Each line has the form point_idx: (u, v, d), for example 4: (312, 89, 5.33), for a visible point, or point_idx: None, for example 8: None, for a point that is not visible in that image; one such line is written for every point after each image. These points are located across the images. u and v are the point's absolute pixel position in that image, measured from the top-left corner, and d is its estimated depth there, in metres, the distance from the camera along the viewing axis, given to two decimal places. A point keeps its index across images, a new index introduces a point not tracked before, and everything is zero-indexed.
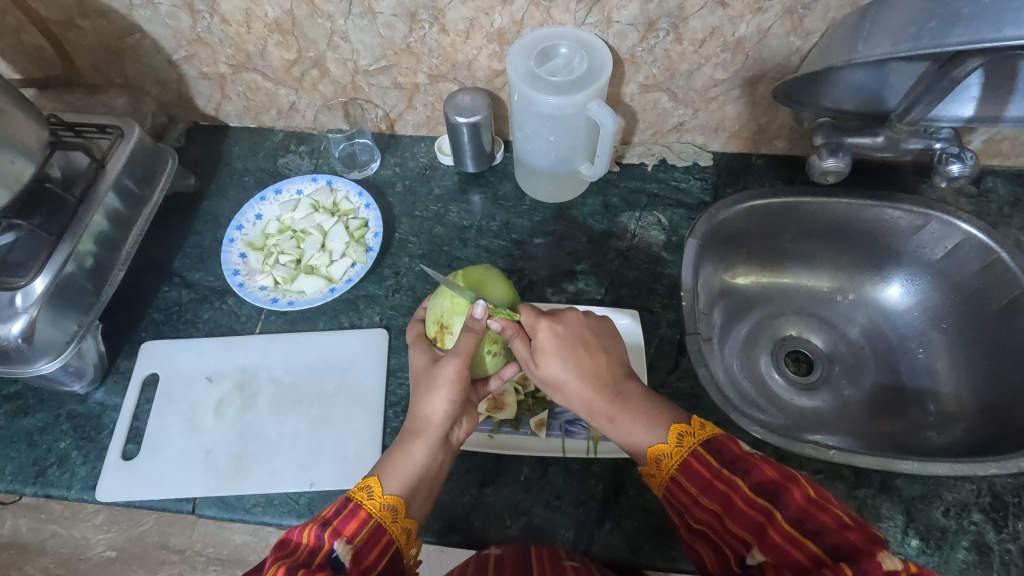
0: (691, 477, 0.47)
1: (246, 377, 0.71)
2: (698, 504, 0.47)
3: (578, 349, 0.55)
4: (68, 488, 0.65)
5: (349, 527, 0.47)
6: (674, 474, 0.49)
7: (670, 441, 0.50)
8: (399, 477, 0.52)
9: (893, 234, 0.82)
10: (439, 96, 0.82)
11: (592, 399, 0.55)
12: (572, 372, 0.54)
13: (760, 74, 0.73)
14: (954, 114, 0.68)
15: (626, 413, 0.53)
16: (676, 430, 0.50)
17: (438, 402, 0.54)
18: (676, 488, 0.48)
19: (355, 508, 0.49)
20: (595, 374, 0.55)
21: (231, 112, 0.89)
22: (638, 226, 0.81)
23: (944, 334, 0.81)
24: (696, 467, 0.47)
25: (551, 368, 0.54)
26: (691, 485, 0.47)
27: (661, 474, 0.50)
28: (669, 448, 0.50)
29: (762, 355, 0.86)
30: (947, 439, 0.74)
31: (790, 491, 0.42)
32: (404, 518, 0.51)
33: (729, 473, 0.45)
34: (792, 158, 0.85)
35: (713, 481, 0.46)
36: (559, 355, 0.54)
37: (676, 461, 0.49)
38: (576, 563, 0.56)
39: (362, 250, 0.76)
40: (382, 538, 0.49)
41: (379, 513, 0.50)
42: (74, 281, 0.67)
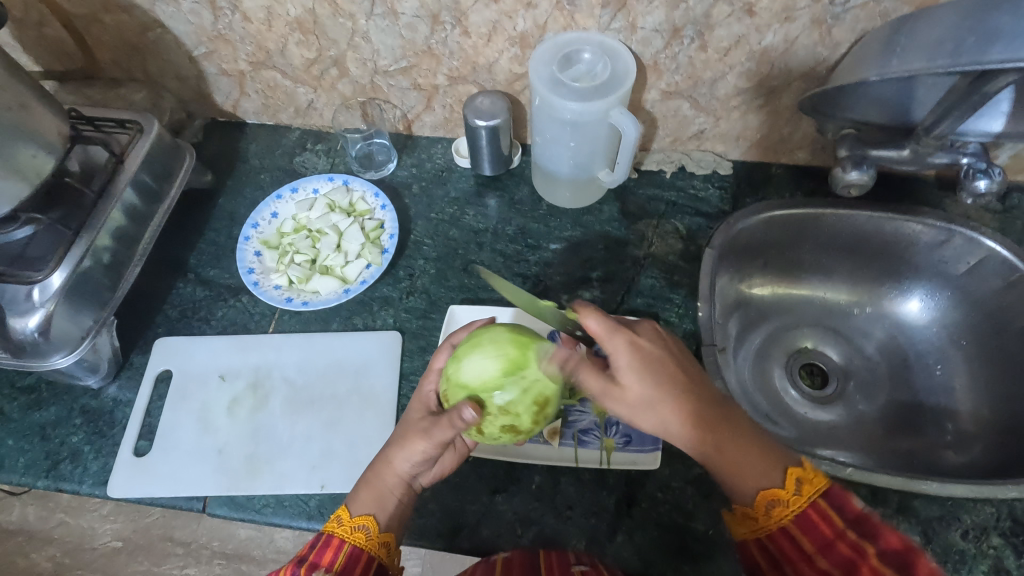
0: (806, 533, 0.44)
1: (259, 376, 0.71)
2: (810, 562, 0.43)
3: (663, 364, 0.49)
4: (79, 483, 0.65)
5: (325, 557, 0.49)
6: (785, 524, 0.45)
7: (787, 486, 0.46)
8: (366, 500, 0.52)
9: (915, 250, 0.81)
10: (458, 99, 0.81)
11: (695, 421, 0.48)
12: (665, 390, 0.48)
13: (784, 84, 0.72)
14: (982, 129, 0.67)
15: (734, 442, 0.48)
16: (794, 475, 0.47)
17: (404, 457, 0.52)
18: (783, 539, 0.45)
19: (328, 539, 0.50)
20: (691, 392, 0.49)
21: (249, 109, 0.89)
22: (656, 235, 0.80)
23: (963, 352, 0.79)
24: (815, 521, 0.44)
25: (638, 384, 0.48)
26: (805, 540, 0.44)
27: (766, 520, 0.46)
28: (785, 495, 0.46)
29: (776, 367, 0.85)
30: (965, 459, 0.73)
31: (919, 563, 0.39)
32: (378, 532, 0.51)
33: (855, 536, 0.42)
34: (813, 170, 0.84)
35: (834, 540, 0.42)
36: (643, 367, 0.48)
37: (791, 510, 0.45)
38: (585, 566, 0.55)
39: (378, 252, 0.76)
40: (359, 558, 0.49)
41: (352, 537, 0.50)
42: (92, 276, 0.67)
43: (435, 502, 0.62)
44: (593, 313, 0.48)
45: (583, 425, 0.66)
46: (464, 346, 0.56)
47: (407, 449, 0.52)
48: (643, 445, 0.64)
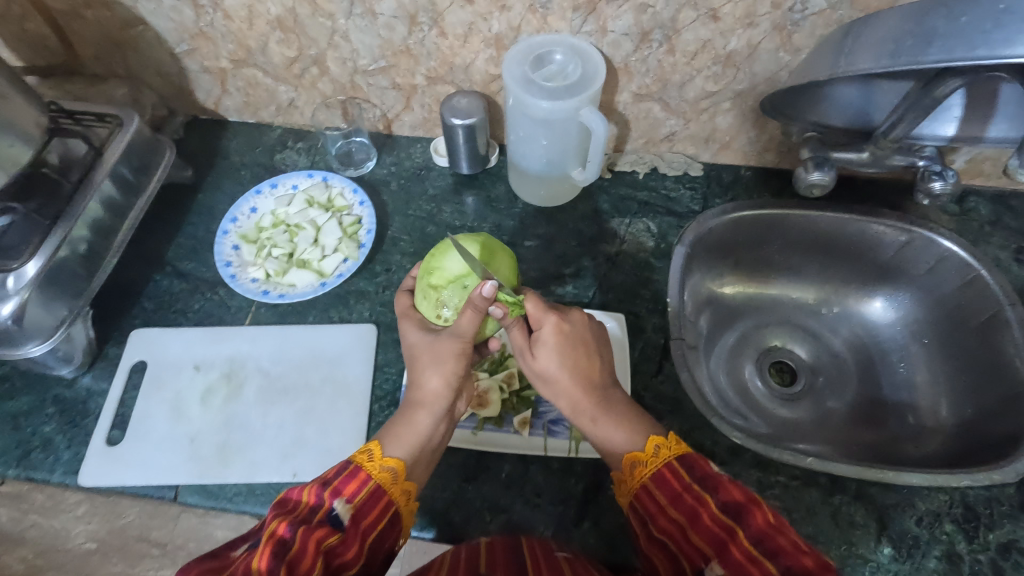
0: (662, 487, 0.48)
1: (233, 367, 0.71)
2: (664, 514, 0.47)
3: (572, 349, 0.55)
4: (51, 471, 0.65)
5: (348, 488, 0.48)
6: (645, 483, 0.49)
7: (646, 449, 0.50)
8: (402, 443, 0.53)
9: (879, 251, 0.84)
10: (436, 98, 0.83)
11: (580, 398, 0.55)
12: (566, 369, 0.55)
13: (750, 88, 0.75)
14: (936, 133, 0.71)
15: (606, 414, 0.54)
16: (653, 440, 0.50)
17: (441, 373, 0.55)
18: (647, 496, 0.48)
19: (354, 471, 0.49)
20: (590, 373, 0.55)
21: (230, 106, 0.90)
22: (628, 232, 0.82)
23: (925, 349, 0.82)
24: (670, 479, 0.48)
25: (546, 363, 0.55)
26: (661, 495, 0.47)
27: (632, 481, 0.50)
28: (644, 456, 0.50)
29: (746, 363, 0.87)
30: (924, 451, 0.75)
31: (751, 513, 0.42)
32: (405, 480, 0.51)
33: (700, 489, 0.46)
34: (780, 172, 0.86)
35: (682, 493, 0.46)
36: (557, 348, 0.55)
37: (650, 469, 0.49)
38: (567, 554, 0.56)
39: (354, 246, 0.78)
40: (381, 498, 0.49)
41: (378, 475, 0.50)
42: (67, 265, 0.67)
43: None
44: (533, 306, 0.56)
45: (553, 416, 0.67)
46: (434, 256, 0.62)
47: (430, 365, 0.56)
48: None
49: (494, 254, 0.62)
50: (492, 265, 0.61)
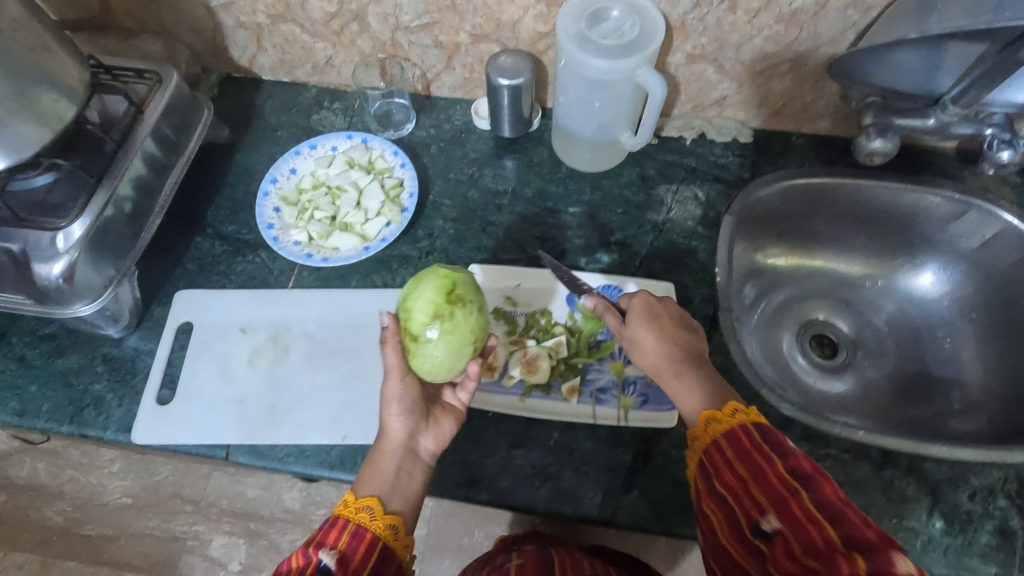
0: (733, 444, 0.47)
1: (279, 330, 0.71)
2: (731, 469, 0.46)
3: (656, 315, 0.61)
4: (103, 429, 0.66)
5: (330, 536, 0.50)
6: (718, 439, 0.49)
7: (723, 409, 0.50)
8: (371, 482, 0.55)
9: (933, 224, 0.82)
10: (480, 58, 0.80)
11: (662, 361, 0.58)
12: (650, 331, 0.60)
13: (812, 49, 0.71)
14: (1008, 100, 0.66)
15: (688, 371, 0.56)
16: (732, 403, 0.51)
17: (389, 413, 0.58)
18: (717, 452, 0.48)
19: (335, 520, 0.52)
20: (672, 338, 0.59)
21: (265, 64, 0.88)
22: (675, 200, 0.80)
23: (974, 325, 0.81)
24: (742, 439, 0.47)
25: (634, 327, 0.60)
26: (728, 452, 0.47)
27: (705, 436, 0.50)
28: (720, 414, 0.50)
29: (788, 337, 0.86)
30: (969, 427, 0.74)
31: (819, 484, 0.42)
32: (383, 514, 0.53)
33: (769, 449, 0.45)
34: (833, 139, 0.83)
35: (750, 450, 0.46)
36: (643, 318, 0.61)
37: (724, 427, 0.49)
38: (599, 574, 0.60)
39: (397, 210, 0.76)
40: (365, 537, 0.51)
41: (358, 517, 0.52)
42: (113, 225, 0.66)
43: (455, 455, 0.64)
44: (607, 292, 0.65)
45: (601, 384, 0.67)
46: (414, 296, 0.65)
47: (388, 410, 0.59)
48: (660, 404, 0.66)
49: (425, 279, 0.60)
50: (415, 292, 0.59)
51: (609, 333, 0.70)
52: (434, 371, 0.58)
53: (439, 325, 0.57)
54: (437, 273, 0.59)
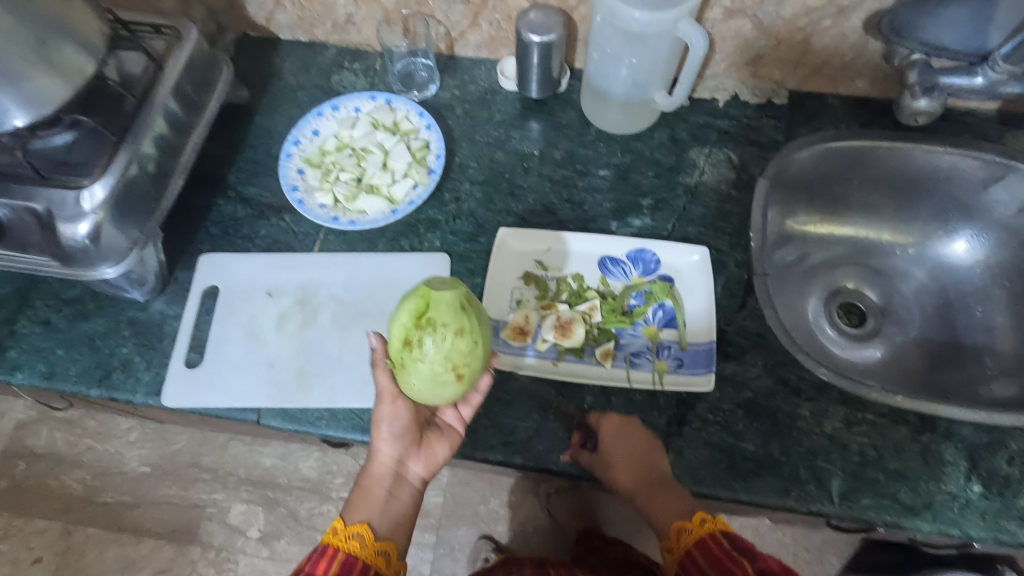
0: (705, 554, 0.54)
1: (307, 294, 0.70)
2: None
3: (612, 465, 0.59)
4: (133, 392, 0.65)
5: (320, 567, 0.53)
6: (691, 549, 0.55)
7: (693, 518, 0.56)
8: (359, 507, 0.57)
9: (969, 188, 0.80)
10: (507, 14, 0.77)
11: (640, 488, 0.59)
12: (621, 462, 0.59)
13: (856, 3, 0.69)
14: None
15: (663, 499, 0.58)
16: (698, 514, 0.56)
17: (380, 439, 0.58)
18: (693, 560, 0.55)
19: (325, 549, 0.54)
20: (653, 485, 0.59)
21: (283, 22, 0.85)
22: (707, 163, 0.78)
23: (1007, 292, 0.80)
24: (715, 547, 0.54)
25: (613, 450, 0.60)
26: (703, 560, 0.54)
27: (677, 549, 0.56)
28: (690, 524, 0.56)
29: (816, 304, 0.85)
30: (1003, 394, 0.74)
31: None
32: (374, 540, 0.55)
33: (738, 554, 0.52)
34: (871, 101, 0.81)
35: (725, 560, 0.52)
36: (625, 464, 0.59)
37: (697, 536, 0.55)
38: None
39: (424, 172, 0.75)
40: (354, 566, 0.54)
41: (347, 545, 0.55)
42: (138, 185, 0.65)
43: (489, 418, 0.63)
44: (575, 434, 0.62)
45: (634, 348, 0.67)
46: None
47: (379, 435, 0.59)
48: (696, 368, 0.65)
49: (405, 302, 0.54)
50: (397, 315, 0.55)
51: (641, 299, 0.70)
52: (422, 396, 0.55)
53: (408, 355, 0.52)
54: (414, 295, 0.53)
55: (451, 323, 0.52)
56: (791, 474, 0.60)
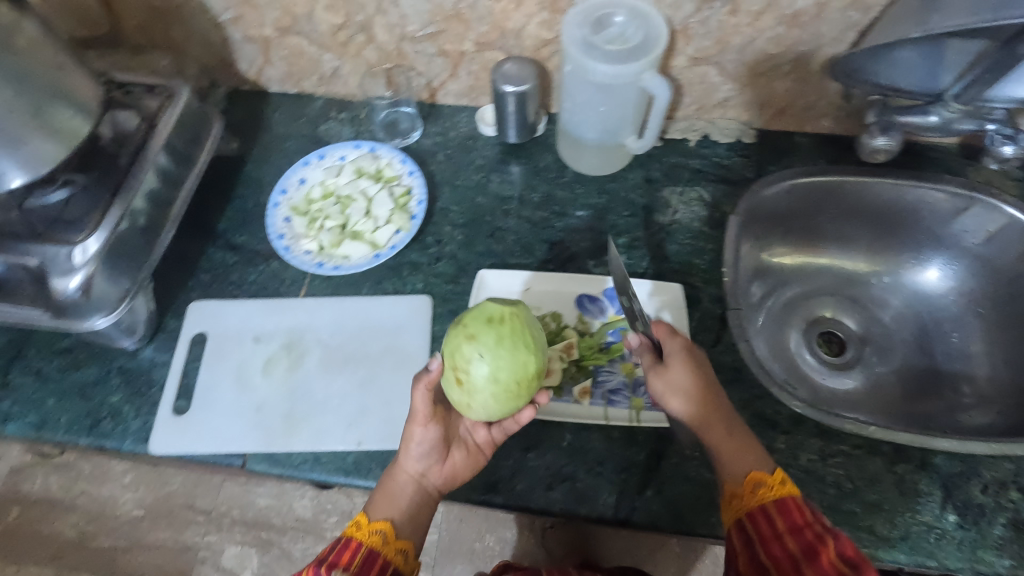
0: (782, 516, 0.50)
1: (293, 338, 0.72)
2: (778, 541, 0.48)
3: (689, 386, 0.58)
4: (121, 440, 0.67)
5: (343, 557, 0.54)
6: (764, 505, 0.51)
7: (774, 473, 0.53)
8: (383, 507, 0.59)
9: (938, 218, 0.82)
10: (484, 65, 0.81)
11: (711, 417, 0.58)
12: (693, 389, 0.58)
13: (813, 49, 0.72)
14: (1009, 95, 0.66)
15: (733, 439, 0.56)
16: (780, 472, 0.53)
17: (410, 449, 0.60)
18: (763, 518, 0.50)
19: (347, 542, 0.56)
20: (717, 410, 0.58)
21: (272, 76, 0.89)
22: (681, 201, 0.80)
23: (981, 319, 0.81)
24: (792, 507, 0.50)
25: (680, 372, 0.59)
26: (778, 523, 0.49)
27: (749, 500, 0.52)
28: (770, 477, 0.52)
29: (795, 334, 0.87)
30: (981, 420, 0.75)
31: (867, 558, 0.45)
32: (394, 539, 0.57)
33: (822, 530, 0.47)
34: (837, 138, 0.84)
35: (804, 527, 0.48)
36: (690, 394, 0.58)
37: (773, 493, 0.51)
38: None
39: (406, 218, 0.77)
40: (375, 559, 0.55)
41: (370, 540, 0.56)
42: (129, 238, 0.68)
43: None
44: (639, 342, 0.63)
45: (612, 385, 0.68)
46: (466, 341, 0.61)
47: (409, 450, 0.60)
48: None
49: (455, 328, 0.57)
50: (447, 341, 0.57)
51: (619, 335, 0.71)
52: (477, 412, 0.56)
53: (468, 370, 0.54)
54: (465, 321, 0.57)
55: (497, 325, 0.55)
56: None
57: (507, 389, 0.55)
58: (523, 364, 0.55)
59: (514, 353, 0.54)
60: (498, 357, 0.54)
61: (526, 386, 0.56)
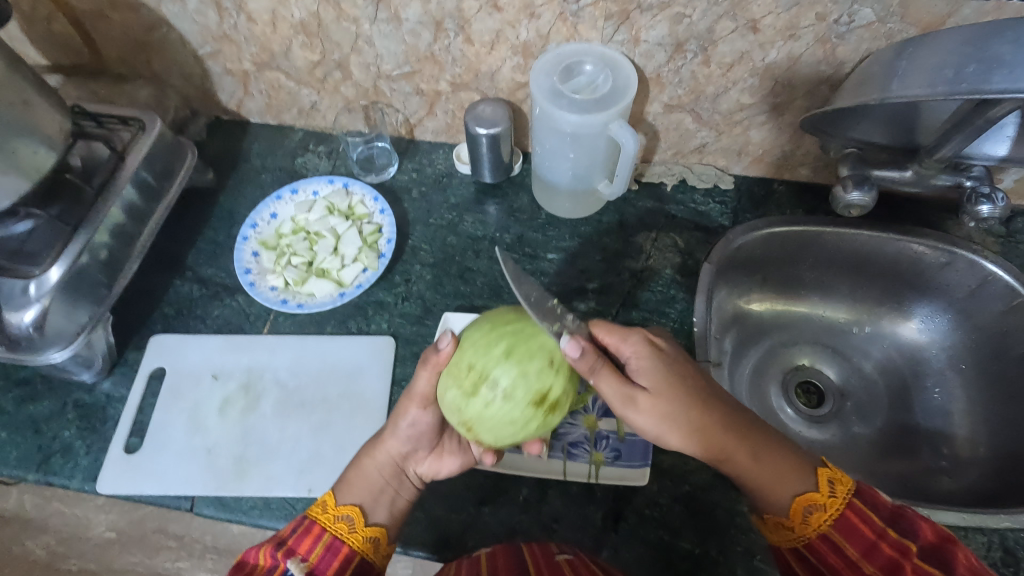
0: (850, 538, 0.46)
1: (251, 378, 0.71)
2: (857, 568, 0.45)
3: (685, 410, 0.51)
4: (70, 478, 0.66)
5: (303, 545, 0.51)
6: (827, 530, 0.47)
7: (821, 489, 0.48)
8: (355, 489, 0.56)
9: (917, 270, 0.80)
10: (460, 105, 0.81)
11: (727, 445, 0.51)
12: (684, 413, 0.51)
13: (787, 101, 0.71)
14: (987, 153, 0.66)
15: (763, 453, 0.51)
16: (825, 477, 0.49)
17: (397, 437, 0.58)
18: (828, 544, 0.47)
19: (309, 526, 0.52)
20: (719, 428, 0.51)
21: (252, 108, 0.89)
22: (654, 247, 0.79)
23: (962, 375, 0.78)
24: (857, 525, 0.46)
25: (660, 391, 0.51)
26: (848, 546, 0.46)
27: (805, 528, 0.48)
28: (822, 499, 0.48)
29: (772, 385, 0.84)
30: (959, 484, 0.72)
31: (955, 553, 0.43)
32: (363, 526, 0.54)
33: (896, 535, 0.44)
34: (815, 187, 0.83)
35: (878, 543, 0.45)
36: (684, 422, 0.51)
37: (830, 516, 0.47)
38: (569, 555, 0.55)
39: (374, 256, 0.76)
40: (340, 549, 0.52)
41: (335, 527, 0.53)
42: (88, 272, 0.67)
43: (422, 511, 0.62)
44: (608, 378, 0.51)
45: (572, 438, 0.66)
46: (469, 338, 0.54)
47: (397, 430, 0.58)
48: (633, 461, 0.64)
49: (497, 331, 0.51)
50: (485, 339, 0.51)
51: None
52: (485, 432, 0.51)
53: (501, 384, 0.49)
54: (515, 327, 0.51)
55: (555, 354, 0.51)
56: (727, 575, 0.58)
57: (475, 368, 0.50)
58: (507, 351, 0.50)
59: (506, 339, 0.50)
60: (488, 331, 0.52)
61: (497, 383, 0.49)
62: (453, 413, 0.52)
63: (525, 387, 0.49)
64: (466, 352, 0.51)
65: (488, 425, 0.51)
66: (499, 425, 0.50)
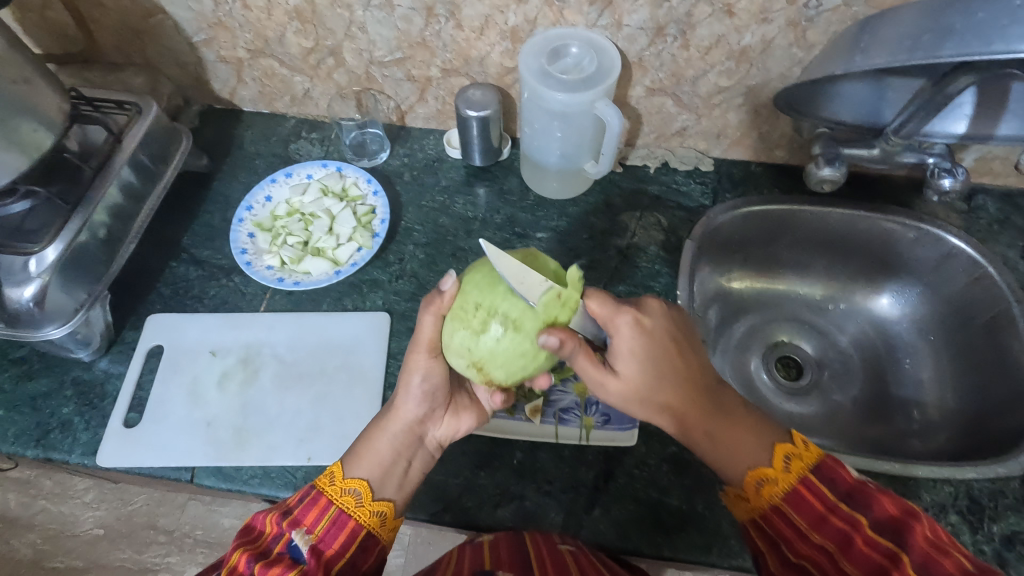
0: (799, 511, 0.47)
1: (249, 353, 0.72)
2: (806, 539, 0.47)
3: (652, 392, 0.53)
4: (69, 452, 0.66)
5: (309, 517, 0.51)
6: (777, 503, 0.49)
7: (775, 464, 0.50)
8: (363, 465, 0.56)
9: (887, 246, 0.84)
10: (450, 90, 0.84)
11: (688, 420, 0.53)
12: (652, 393, 0.53)
13: (763, 84, 0.76)
14: (947, 131, 0.70)
15: (724, 428, 0.53)
16: (782, 453, 0.50)
17: (409, 401, 0.58)
18: (779, 517, 0.48)
19: (316, 497, 0.53)
20: (683, 409, 0.53)
21: (246, 97, 0.91)
22: (639, 226, 0.82)
23: (931, 345, 0.82)
24: (807, 497, 0.47)
25: (633, 377, 0.52)
26: (798, 518, 0.47)
27: (759, 500, 0.50)
28: (773, 474, 0.49)
29: (753, 358, 0.88)
30: (930, 446, 0.76)
31: (914, 527, 0.43)
32: (371, 501, 0.54)
33: (849, 510, 0.46)
34: (791, 168, 0.87)
35: (828, 516, 0.46)
36: (645, 403, 0.53)
37: (781, 490, 0.49)
38: (571, 546, 0.57)
39: (369, 235, 0.79)
40: (345, 522, 0.52)
41: (341, 500, 0.53)
42: (88, 249, 0.68)
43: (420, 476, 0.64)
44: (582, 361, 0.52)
45: (564, 404, 0.68)
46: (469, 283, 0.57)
47: (409, 389, 0.58)
48: (622, 423, 0.67)
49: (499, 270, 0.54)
50: (489, 279, 0.54)
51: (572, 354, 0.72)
52: (496, 368, 0.54)
53: (509, 317, 0.52)
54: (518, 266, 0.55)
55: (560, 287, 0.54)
56: (713, 528, 0.61)
57: (483, 305, 0.53)
58: (512, 286, 0.53)
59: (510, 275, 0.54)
60: (491, 270, 0.55)
61: (507, 316, 0.52)
62: (462, 355, 0.54)
63: (534, 317, 0.52)
64: (471, 293, 0.54)
65: (500, 361, 0.53)
66: (510, 359, 0.53)
